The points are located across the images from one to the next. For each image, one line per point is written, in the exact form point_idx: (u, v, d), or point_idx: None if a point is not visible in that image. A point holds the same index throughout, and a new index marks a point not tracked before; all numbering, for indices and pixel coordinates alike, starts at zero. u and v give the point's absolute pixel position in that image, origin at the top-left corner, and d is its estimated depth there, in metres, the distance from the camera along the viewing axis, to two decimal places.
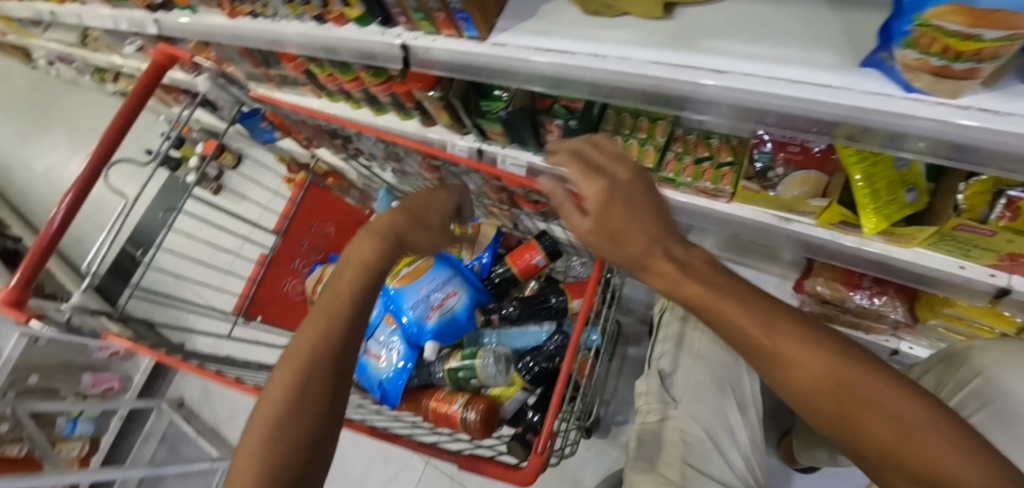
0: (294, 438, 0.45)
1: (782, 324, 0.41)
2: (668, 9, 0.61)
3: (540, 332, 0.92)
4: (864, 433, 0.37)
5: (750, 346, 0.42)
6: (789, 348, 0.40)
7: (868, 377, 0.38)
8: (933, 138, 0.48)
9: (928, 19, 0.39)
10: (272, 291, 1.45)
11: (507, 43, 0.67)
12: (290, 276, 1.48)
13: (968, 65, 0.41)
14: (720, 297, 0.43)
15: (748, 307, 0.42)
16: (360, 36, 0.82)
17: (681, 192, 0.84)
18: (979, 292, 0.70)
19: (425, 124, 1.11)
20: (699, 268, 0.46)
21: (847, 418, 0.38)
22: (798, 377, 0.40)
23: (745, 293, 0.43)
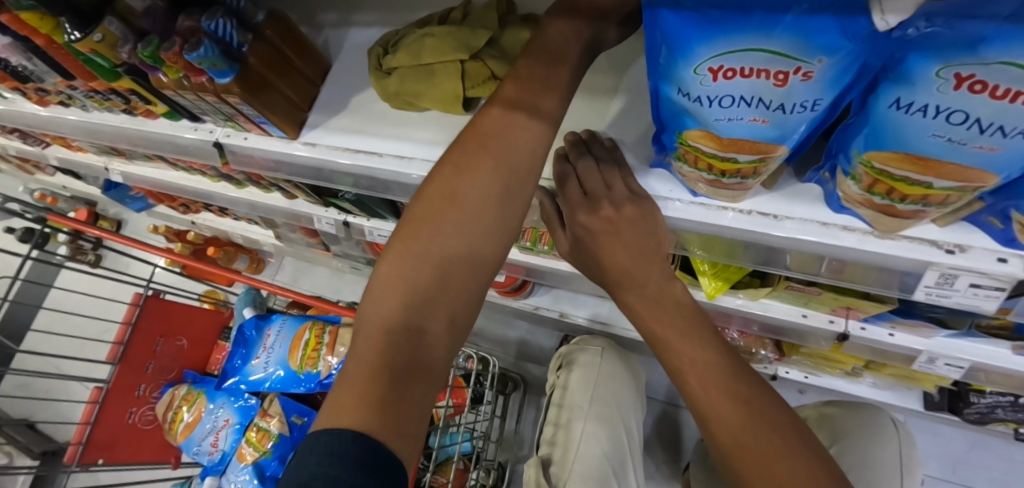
0: (405, 345, 0.36)
1: (728, 381, 0.41)
2: (476, 102, 0.57)
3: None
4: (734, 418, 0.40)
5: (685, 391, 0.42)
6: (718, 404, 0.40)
7: (782, 432, 0.39)
8: (726, 238, 0.47)
9: (687, 139, 0.39)
10: (110, 428, 1.14)
11: (317, 143, 0.62)
12: (135, 406, 1.18)
13: (735, 179, 0.40)
14: (682, 348, 0.42)
15: (704, 358, 0.42)
16: (174, 130, 0.74)
17: (544, 258, 0.81)
18: (825, 337, 0.71)
19: (289, 197, 1.03)
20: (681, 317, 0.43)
21: (749, 480, 0.38)
22: (724, 429, 0.40)
23: (708, 338, 0.42)
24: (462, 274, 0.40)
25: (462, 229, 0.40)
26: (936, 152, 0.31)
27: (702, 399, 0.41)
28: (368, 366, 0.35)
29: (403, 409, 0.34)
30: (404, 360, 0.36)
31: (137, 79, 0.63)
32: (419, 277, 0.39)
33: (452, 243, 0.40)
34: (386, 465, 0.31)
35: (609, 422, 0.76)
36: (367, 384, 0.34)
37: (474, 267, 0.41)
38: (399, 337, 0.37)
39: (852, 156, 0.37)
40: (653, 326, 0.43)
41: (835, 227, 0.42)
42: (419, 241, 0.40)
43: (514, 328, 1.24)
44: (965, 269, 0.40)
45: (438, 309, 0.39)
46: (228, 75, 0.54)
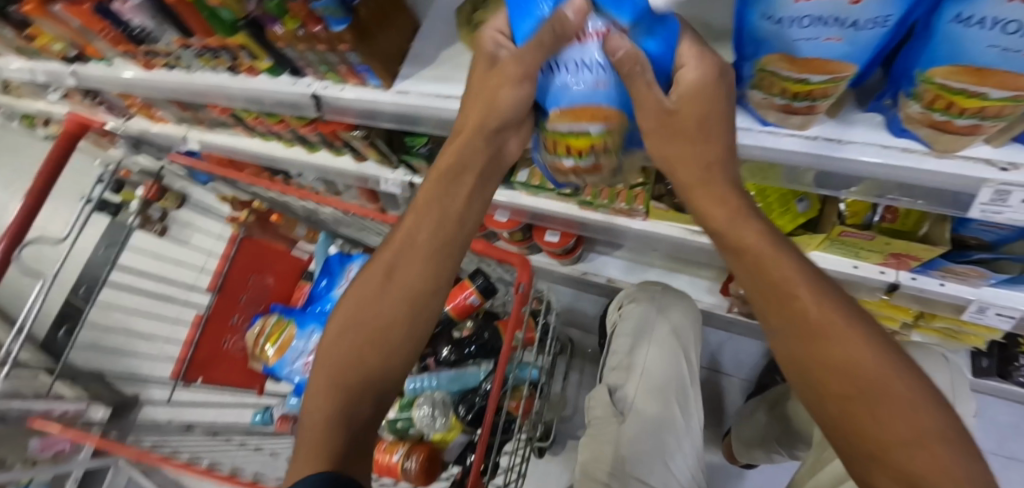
0: (346, 429, 0.48)
1: (850, 314, 0.41)
2: None
3: (478, 372, 1.03)
4: (862, 348, 0.40)
5: (800, 317, 0.42)
6: (843, 336, 0.40)
7: (895, 363, 0.40)
8: (792, 166, 0.52)
9: (765, 64, 0.45)
10: (211, 347, 1.46)
11: (410, 91, 0.70)
12: (228, 334, 1.49)
13: (806, 102, 0.46)
14: (791, 264, 0.43)
15: (805, 289, 0.42)
16: (274, 86, 0.83)
17: (602, 212, 0.86)
18: (874, 288, 0.75)
19: (358, 161, 1.11)
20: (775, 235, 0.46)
21: (858, 417, 0.39)
22: (828, 353, 0.40)
23: (820, 279, 0.42)
24: (376, 363, 0.53)
25: (377, 302, 0.55)
26: (994, 63, 0.36)
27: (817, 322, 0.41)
28: (322, 418, 0.48)
29: (348, 449, 0.47)
30: (341, 417, 0.49)
31: (254, 34, 0.72)
32: (366, 355, 0.53)
33: (374, 328, 0.54)
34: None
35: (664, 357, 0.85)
36: (326, 439, 0.47)
37: (403, 334, 0.55)
38: (335, 383, 0.51)
39: (914, 76, 0.42)
40: (747, 236, 0.45)
41: (895, 149, 0.47)
42: (354, 370, 0.52)
43: (561, 294, 1.29)
44: (1018, 185, 0.44)
45: (369, 363, 0.53)
46: (342, 24, 0.62)
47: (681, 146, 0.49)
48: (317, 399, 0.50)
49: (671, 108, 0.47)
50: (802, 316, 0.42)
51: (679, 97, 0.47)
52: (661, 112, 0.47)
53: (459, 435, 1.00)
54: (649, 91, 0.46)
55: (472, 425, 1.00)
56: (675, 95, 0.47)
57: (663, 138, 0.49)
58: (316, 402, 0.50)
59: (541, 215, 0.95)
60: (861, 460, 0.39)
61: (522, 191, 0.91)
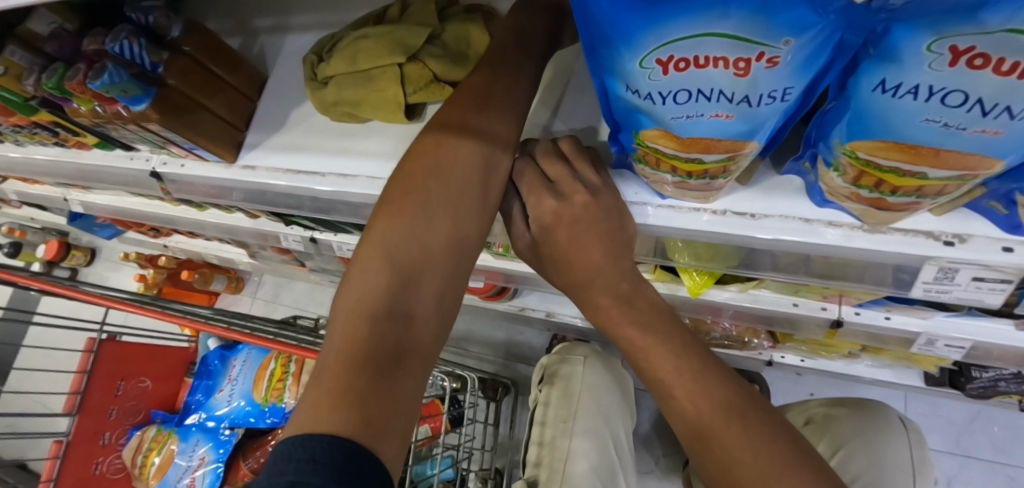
0: (389, 328, 0.36)
1: (733, 406, 0.36)
2: (419, 107, 0.52)
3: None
4: (739, 439, 0.35)
5: (677, 412, 0.37)
6: (732, 434, 0.35)
7: (794, 456, 0.34)
8: (701, 241, 0.42)
9: (644, 139, 0.34)
10: None
11: (257, 165, 0.57)
12: (101, 455, 1.13)
13: (702, 180, 0.36)
14: (665, 357, 0.38)
15: (686, 367, 0.37)
16: (110, 162, 0.68)
17: (519, 262, 0.76)
18: (819, 325, 0.67)
19: (252, 217, 0.97)
20: (654, 322, 0.39)
21: None
22: (711, 450, 0.36)
23: (702, 369, 0.37)
24: (434, 282, 0.40)
25: (434, 207, 0.41)
26: (931, 139, 0.27)
27: (695, 411, 0.37)
28: (347, 346, 0.35)
29: (390, 419, 0.32)
30: (389, 342, 0.36)
31: (55, 111, 0.57)
32: (406, 275, 0.39)
33: (430, 239, 0.40)
34: (373, 471, 0.29)
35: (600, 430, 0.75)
36: (351, 373, 0.33)
37: (460, 264, 0.41)
38: (373, 318, 0.36)
39: (833, 144, 0.32)
40: (631, 333, 0.39)
41: (819, 223, 0.37)
42: (409, 204, 0.40)
43: (504, 328, 1.19)
44: (967, 262, 0.35)
45: (423, 290, 0.39)
46: (143, 101, 0.49)
47: (571, 246, 0.40)
48: (359, 273, 0.39)
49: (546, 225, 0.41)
50: (683, 416, 0.37)
51: (559, 186, 0.40)
52: (548, 204, 0.40)
53: None
54: (532, 200, 0.41)
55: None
56: (534, 218, 0.41)
57: (537, 251, 0.44)
58: (358, 289, 0.38)
59: None
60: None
61: None
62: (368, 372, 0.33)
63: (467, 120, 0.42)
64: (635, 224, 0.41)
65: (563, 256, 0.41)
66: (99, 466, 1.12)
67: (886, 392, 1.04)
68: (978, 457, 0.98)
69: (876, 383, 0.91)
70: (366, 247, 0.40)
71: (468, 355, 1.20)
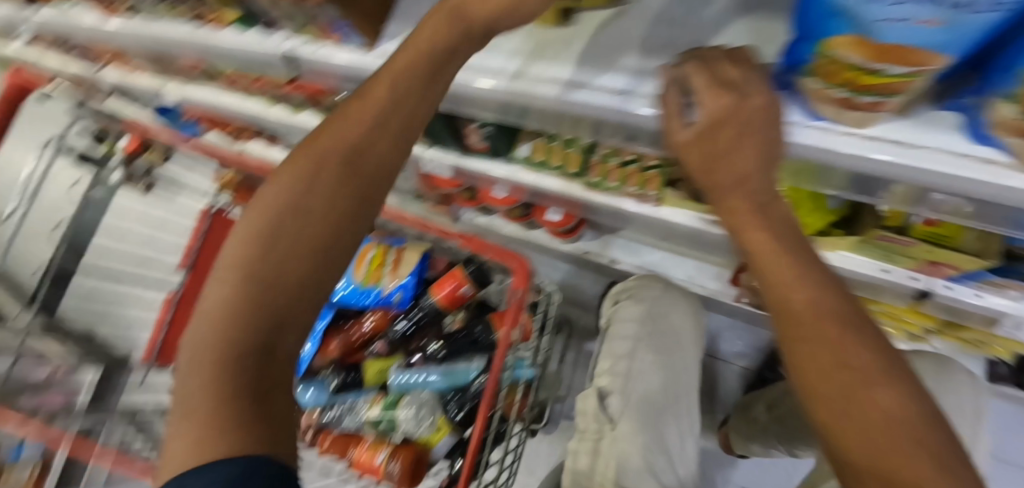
0: (257, 256, 0.45)
1: (849, 322, 0.38)
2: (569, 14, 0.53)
3: (469, 369, 0.96)
4: (849, 348, 0.38)
5: (788, 318, 0.39)
6: (845, 344, 0.38)
7: (889, 370, 0.38)
8: (843, 168, 0.44)
9: (829, 47, 0.35)
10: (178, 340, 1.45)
11: (397, 54, 0.60)
12: None
13: (871, 97, 0.37)
14: (788, 264, 0.40)
15: (808, 278, 0.39)
16: (243, 41, 0.72)
17: (608, 195, 0.79)
18: (903, 294, 0.68)
19: None
20: (780, 228, 0.42)
21: (854, 411, 0.37)
22: (818, 355, 0.38)
23: (826, 282, 0.39)
24: (333, 225, 0.47)
25: (363, 159, 0.46)
26: None
27: (806, 323, 0.38)
28: (228, 272, 0.45)
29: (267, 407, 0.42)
30: (254, 269, 0.45)
31: None
32: (282, 222, 0.46)
33: (296, 190, 0.46)
34: (275, 373, 0.44)
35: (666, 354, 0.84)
36: (233, 306, 0.44)
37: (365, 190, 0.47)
38: (240, 256, 0.45)
39: (1018, 77, 0.31)
40: (760, 238, 0.41)
41: (975, 159, 0.38)
42: (308, 171, 0.46)
43: (561, 271, 1.23)
44: None
45: (305, 222, 0.46)
46: None
47: (729, 148, 0.42)
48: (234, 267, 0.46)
49: (703, 128, 0.42)
50: (795, 323, 0.39)
51: (734, 84, 0.40)
52: (721, 103, 0.40)
53: (445, 436, 0.94)
54: (704, 98, 0.41)
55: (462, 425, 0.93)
56: (702, 113, 0.42)
57: (691, 151, 0.44)
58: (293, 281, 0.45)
59: (544, 194, 0.87)
60: (854, 479, 0.38)
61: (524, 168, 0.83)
62: (234, 301, 0.44)
63: (431, 26, 0.42)
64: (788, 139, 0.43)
65: (717, 156, 0.43)
66: None
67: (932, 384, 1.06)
68: None
69: None
70: (239, 235, 0.47)
71: None
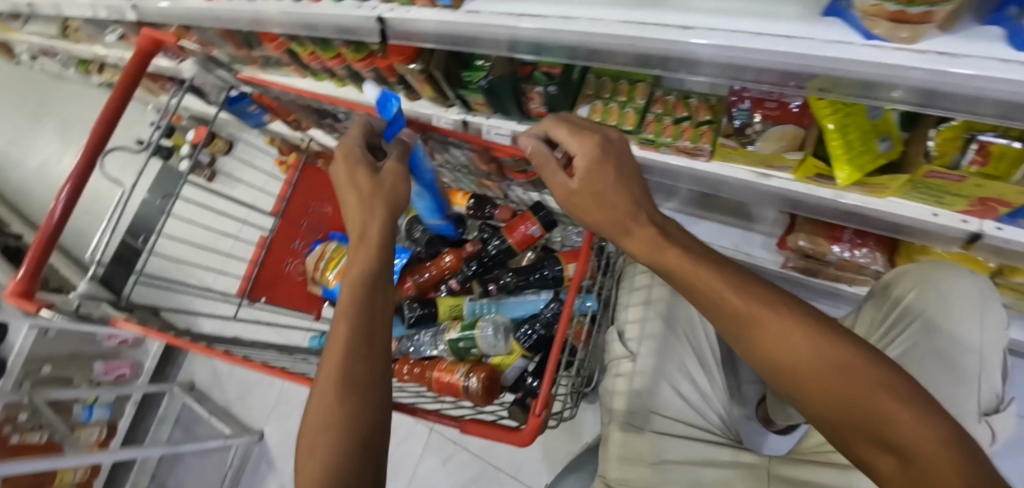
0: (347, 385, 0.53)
1: (764, 300, 0.48)
2: None
3: (539, 300, 1.05)
4: (773, 323, 0.46)
5: (729, 313, 0.49)
6: (771, 322, 0.47)
7: (834, 333, 0.45)
8: (897, 84, 0.49)
9: None
10: (272, 273, 1.33)
11: (480, 11, 0.68)
12: (290, 257, 1.36)
13: (922, 7, 0.41)
14: (707, 273, 0.50)
15: (709, 273, 0.50)
16: (338, 13, 0.82)
17: (664, 152, 0.85)
18: (952, 238, 0.72)
19: (411, 99, 1.11)
20: (687, 245, 0.54)
21: (802, 370, 0.45)
22: (758, 336, 0.47)
23: (746, 280, 0.50)
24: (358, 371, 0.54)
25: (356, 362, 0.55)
26: None
27: (743, 310, 0.48)
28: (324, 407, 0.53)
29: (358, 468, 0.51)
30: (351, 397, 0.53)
31: None
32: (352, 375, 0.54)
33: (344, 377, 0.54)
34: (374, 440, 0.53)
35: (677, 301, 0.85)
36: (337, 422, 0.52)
37: (363, 378, 0.54)
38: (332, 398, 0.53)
39: None
40: (670, 255, 0.52)
41: (1017, 63, 0.43)
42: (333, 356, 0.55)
43: None
44: None
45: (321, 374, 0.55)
46: None
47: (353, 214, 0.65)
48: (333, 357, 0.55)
49: (376, 178, 0.66)
50: (732, 314, 0.48)
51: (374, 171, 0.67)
52: (356, 177, 0.66)
53: (518, 359, 0.98)
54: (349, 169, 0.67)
55: (533, 350, 0.99)
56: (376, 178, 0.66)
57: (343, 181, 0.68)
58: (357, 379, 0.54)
59: None
60: (848, 431, 0.43)
61: None
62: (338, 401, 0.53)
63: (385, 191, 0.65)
64: (393, 183, 0.67)
65: (366, 189, 0.65)
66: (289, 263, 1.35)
67: None
68: None
69: None
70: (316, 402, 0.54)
71: None
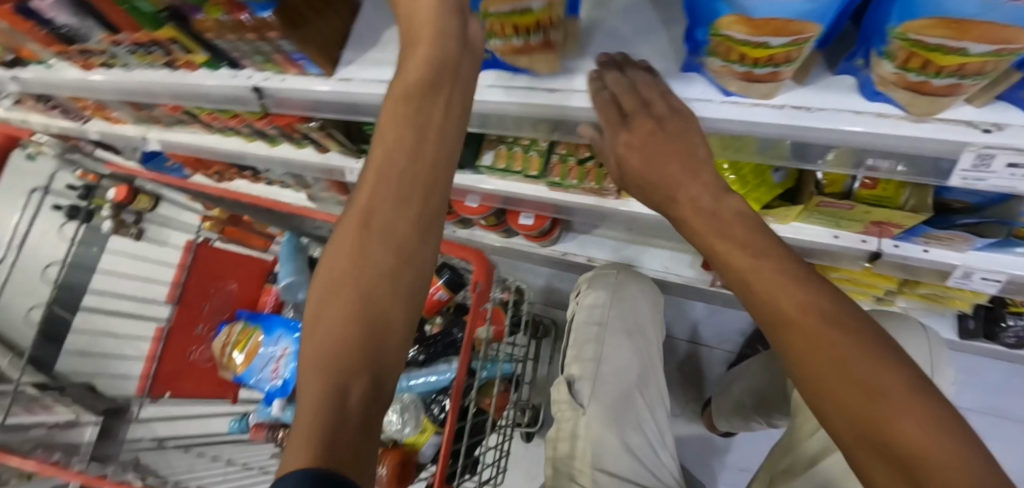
0: (361, 346, 0.37)
1: (810, 303, 0.37)
2: None
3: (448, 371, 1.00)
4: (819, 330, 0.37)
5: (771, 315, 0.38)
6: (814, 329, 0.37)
7: (883, 354, 0.36)
8: (762, 138, 0.48)
9: (719, 28, 0.40)
10: (175, 362, 1.39)
11: (353, 78, 0.65)
12: (193, 344, 1.42)
13: (768, 69, 0.41)
14: (750, 261, 0.39)
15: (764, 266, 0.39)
16: (214, 82, 0.77)
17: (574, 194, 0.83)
18: (856, 258, 0.72)
19: (321, 152, 1.06)
20: (746, 240, 0.41)
21: (841, 393, 0.36)
22: (797, 343, 0.37)
23: (801, 274, 0.38)
24: (378, 335, 0.37)
25: (379, 323, 0.38)
26: (974, 13, 0.32)
27: (784, 306, 0.38)
28: (326, 372, 0.36)
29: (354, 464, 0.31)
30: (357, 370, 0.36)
31: (181, 26, 0.66)
32: (367, 341, 0.37)
33: (365, 338, 0.37)
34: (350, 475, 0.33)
35: (625, 348, 0.85)
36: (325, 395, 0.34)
37: (386, 349, 0.38)
38: (349, 360, 0.36)
39: (886, 33, 0.37)
40: (714, 242, 0.42)
41: (869, 115, 0.42)
42: (354, 300, 0.38)
43: (545, 276, 1.26)
44: (1002, 148, 0.40)
45: (336, 330, 0.37)
46: (267, 10, 0.57)
47: (387, 129, 0.41)
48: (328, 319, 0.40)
49: (433, 81, 0.40)
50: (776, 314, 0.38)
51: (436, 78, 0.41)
52: (400, 103, 0.41)
53: (431, 436, 0.99)
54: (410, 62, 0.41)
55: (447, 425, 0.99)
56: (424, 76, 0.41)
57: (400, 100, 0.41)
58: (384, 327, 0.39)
59: (515, 197, 0.89)
60: (858, 450, 0.36)
61: (489, 176, 0.86)
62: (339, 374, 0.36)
63: (442, 125, 0.41)
64: (461, 88, 0.42)
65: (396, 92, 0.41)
66: (193, 351, 1.41)
67: None
68: (1004, 416, 1.01)
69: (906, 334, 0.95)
70: (317, 356, 0.37)
71: None
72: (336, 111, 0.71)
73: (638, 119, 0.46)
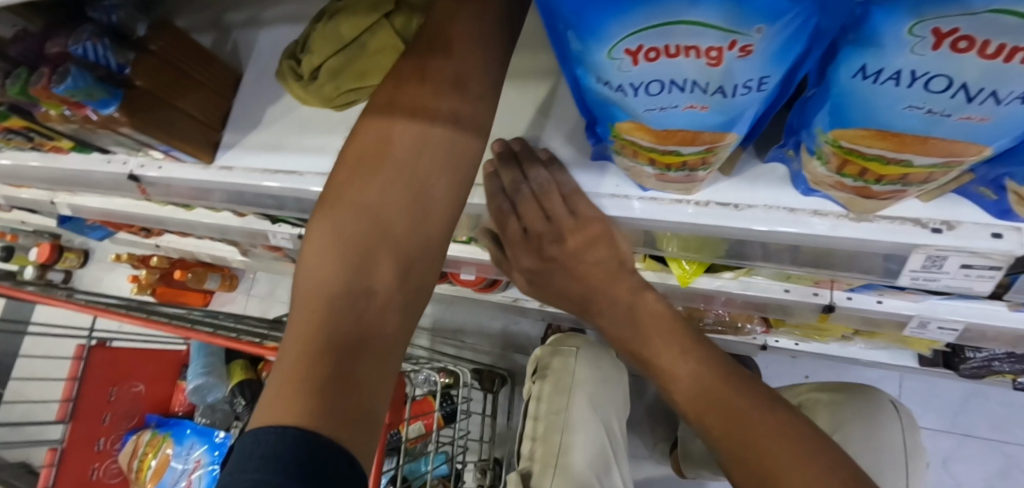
0: (355, 307, 0.36)
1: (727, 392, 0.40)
2: None
3: None
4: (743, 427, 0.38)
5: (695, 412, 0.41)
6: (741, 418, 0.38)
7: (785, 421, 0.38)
8: (688, 234, 0.41)
9: (620, 132, 0.32)
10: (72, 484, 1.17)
11: (234, 166, 0.57)
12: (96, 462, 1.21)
13: (682, 172, 0.34)
14: (674, 355, 0.42)
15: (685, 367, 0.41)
16: (87, 166, 0.67)
17: None
18: (811, 310, 0.67)
19: (241, 215, 0.96)
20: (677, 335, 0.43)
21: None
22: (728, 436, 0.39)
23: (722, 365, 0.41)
24: (378, 304, 0.36)
25: (384, 286, 0.37)
26: (918, 127, 0.26)
27: (706, 404, 0.40)
28: (315, 332, 0.34)
29: (352, 408, 0.32)
30: (353, 328, 0.35)
31: (24, 117, 0.56)
32: (369, 310, 0.36)
33: (359, 310, 0.36)
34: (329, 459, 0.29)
35: (586, 435, 0.75)
36: (311, 361, 0.33)
37: (387, 316, 0.37)
38: (342, 322, 0.35)
39: (816, 133, 0.31)
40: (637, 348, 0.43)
41: (804, 212, 0.36)
42: (353, 255, 0.37)
43: (500, 318, 1.19)
44: (955, 250, 0.34)
45: (338, 290, 0.36)
46: (112, 104, 0.48)
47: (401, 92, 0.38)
48: (329, 216, 0.39)
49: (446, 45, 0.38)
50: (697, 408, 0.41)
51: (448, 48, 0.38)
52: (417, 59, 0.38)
53: None
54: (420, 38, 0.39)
55: None
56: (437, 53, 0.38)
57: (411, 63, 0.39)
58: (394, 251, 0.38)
59: (448, 258, 0.82)
60: None
61: None
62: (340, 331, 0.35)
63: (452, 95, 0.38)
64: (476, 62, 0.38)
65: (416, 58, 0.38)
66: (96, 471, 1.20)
67: (880, 374, 1.03)
68: (972, 435, 0.97)
69: (871, 364, 0.91)
70: (310, 318, 0.35)
71: (464, 346, 1.21)
72: (224, 198, 0.62)
73: (535, 228, 0.42)
